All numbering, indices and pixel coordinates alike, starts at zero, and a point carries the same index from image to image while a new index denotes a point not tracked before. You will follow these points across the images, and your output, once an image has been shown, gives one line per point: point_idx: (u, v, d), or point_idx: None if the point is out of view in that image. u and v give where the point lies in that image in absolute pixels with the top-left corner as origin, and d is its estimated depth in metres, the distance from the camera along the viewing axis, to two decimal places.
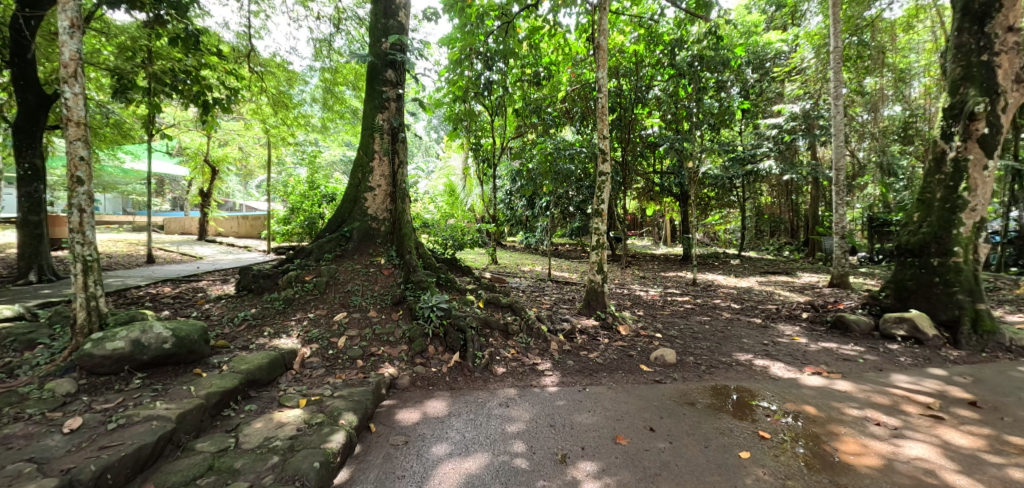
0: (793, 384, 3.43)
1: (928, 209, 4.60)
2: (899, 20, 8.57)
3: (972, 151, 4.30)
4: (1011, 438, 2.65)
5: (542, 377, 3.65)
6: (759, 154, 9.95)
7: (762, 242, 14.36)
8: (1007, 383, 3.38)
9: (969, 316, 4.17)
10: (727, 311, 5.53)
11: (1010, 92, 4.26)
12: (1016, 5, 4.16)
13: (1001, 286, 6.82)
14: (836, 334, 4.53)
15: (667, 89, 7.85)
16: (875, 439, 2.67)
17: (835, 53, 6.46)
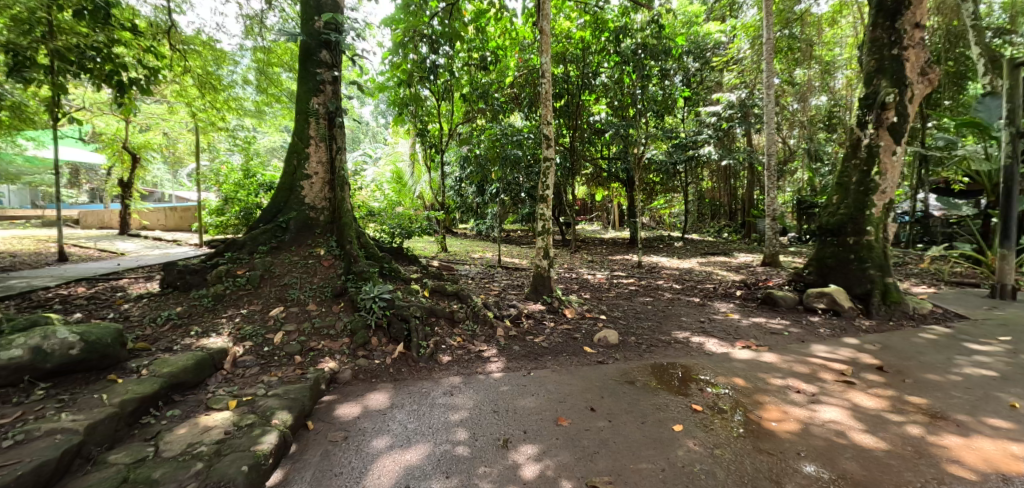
0: (725, 359, 3.63)
1: (846, 192, 4.93)
2: (826, 14, 9.08)
3: (883, 138, 4.65)
4: (911, 398, 2.93)
5: (487, 363, 3.63)
6: (701, 141, 10.28)
7: (704, 225, 15.17)
8: (909, 348, 3.74)
9: (879, 289, 4.57)
10: (668, 291, 5.77)
11: (917, 84, 4.64)
12: (923, 3, 4.49)
13: (906, 261, 7.54)
14: (764, 310, 4.84)
15: (614, 76, 8.08)
16: (795, 406, 2.87)
17: (769, 44, 6.73)
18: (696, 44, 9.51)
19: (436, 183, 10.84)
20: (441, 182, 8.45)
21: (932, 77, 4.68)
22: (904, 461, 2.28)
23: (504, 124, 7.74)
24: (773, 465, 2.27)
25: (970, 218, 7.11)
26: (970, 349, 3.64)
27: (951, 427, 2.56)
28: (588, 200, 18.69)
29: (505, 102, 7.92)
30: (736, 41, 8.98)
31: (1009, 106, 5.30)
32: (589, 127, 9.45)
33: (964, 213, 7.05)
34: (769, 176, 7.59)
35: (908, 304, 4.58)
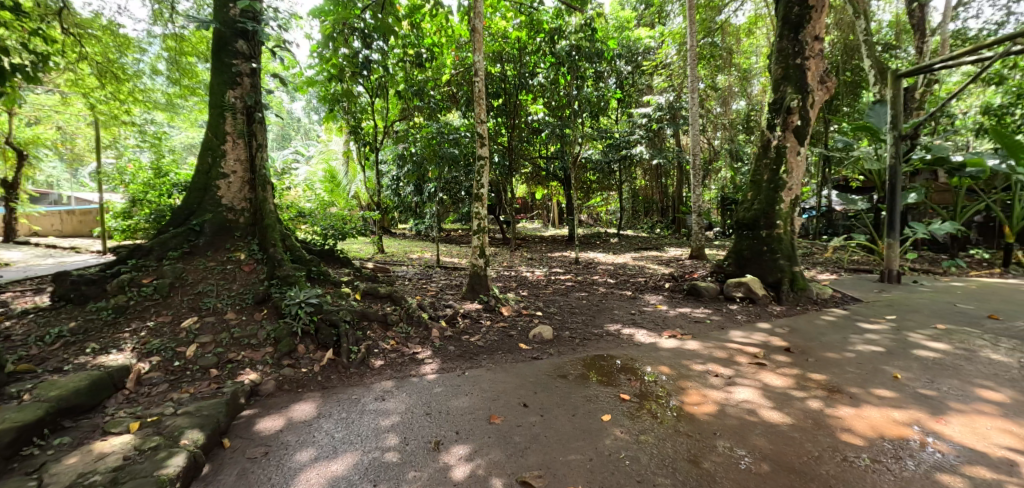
0: (653, 348, 3.81)
1: (758, 189, 5.35)
2: (744, 26, 9.83)
3: (789, 139, 5.09)
4: (813, 374, 3.23)
5: (421, 365, 3.57)
6: (633, 141, 10.83)
7: (638, 221, 15.93)
8: (812, 329, 4.14)
9: (788, 277, 5.01)
10: (602, 286, 5.98)
11: (817, 91, 5.12)
12: (820, 19, 4.96)
13: (813, 251, 8.36)
14: (690, 300, 5.15)
15: (550, 77, 8.21)
16: (714, 389, 3.07)
17: (693, 50, 7.14)
18: (627, 48, 9.94)
19: (373, 182, 10.51)
20: (376, 181, 8.20)
21: (829, 85, 5.18)
22: (805, 433, 2.50)
23: (441, 122, 7.68)
24: (693, 446, 2.41)
25: (863, 212, 8.01)
26: (861, 328, 4.09)
27: (845, 399, 2.85)
28: (529, 198, 18.95)
29: (441, 100, 7.85)
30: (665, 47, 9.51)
31: (893, 112, 6.00)
32: (526, 126, 9.57)
33: (858, 207, 7.92)
34: (694, 174, 8.09)
35: (811, 290, 5.08)
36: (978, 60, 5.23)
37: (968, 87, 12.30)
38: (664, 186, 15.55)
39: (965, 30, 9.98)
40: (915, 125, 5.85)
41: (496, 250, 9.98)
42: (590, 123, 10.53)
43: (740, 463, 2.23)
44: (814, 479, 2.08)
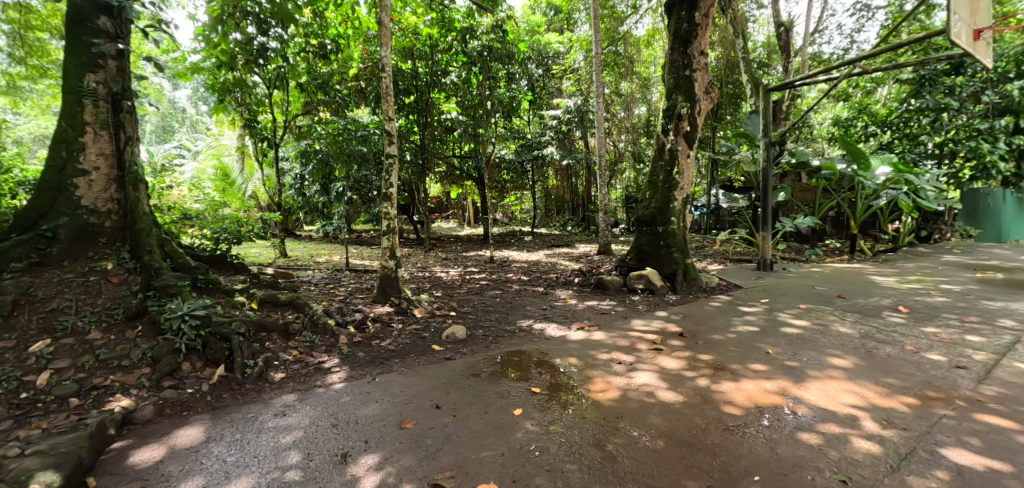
0: (563, 341, 4.01)
1: (655, 189, 5.84)
2: (643, 37, 10.64)
3: (681, 143, 5.62)
4: (701, 355, 3.62)
5: (328, 375, 3.40)
6: (544, 142, 11.40)
7: (551, 219, 16.66)
8: (699, 314, 4.65)
9: (681, 268, 5.56)
10: (516, 283, 6.16)
11: (703, 101, 5.71)
12: (704, 36, 5.55)
13: (704, 245, 9.35)
14: (597, 294, 5.49)
15: (462, 76, 8.27)
16: (617, 375, 3.31)
17: (598, 58, 7.57)
18: (537, 51, 10.38)
19: (273, 181, 9.74)
20: (277, 180, 7.61)
21: (712, 96, 5.80)
22: (694, 408, 2.79)
23: (348, 117, 7.41)
24: (599, 431, 2.56)
25: (742, 209, 9.11)
26: (740, 312, 4.67)
27: (727, 375, 3.22)
28: (444, 197, 18.84)
29: (348, 94, 7.53)
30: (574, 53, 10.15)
31: (764, 122, 6.87)
32: (438, 124, 9.52)
33: (739, 205, 9.00)
34: (600, 175, 8.70)
35: (700, 280, 5.69)
36: (826, 80, 6.17)
37: (821, 102, 14.59)
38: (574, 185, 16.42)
39: (818, 53, 11.79)
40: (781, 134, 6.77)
41: (410, 251, 9.79)
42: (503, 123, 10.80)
43: (639, 442, 2.42)
44: (702, 449, 2.32)
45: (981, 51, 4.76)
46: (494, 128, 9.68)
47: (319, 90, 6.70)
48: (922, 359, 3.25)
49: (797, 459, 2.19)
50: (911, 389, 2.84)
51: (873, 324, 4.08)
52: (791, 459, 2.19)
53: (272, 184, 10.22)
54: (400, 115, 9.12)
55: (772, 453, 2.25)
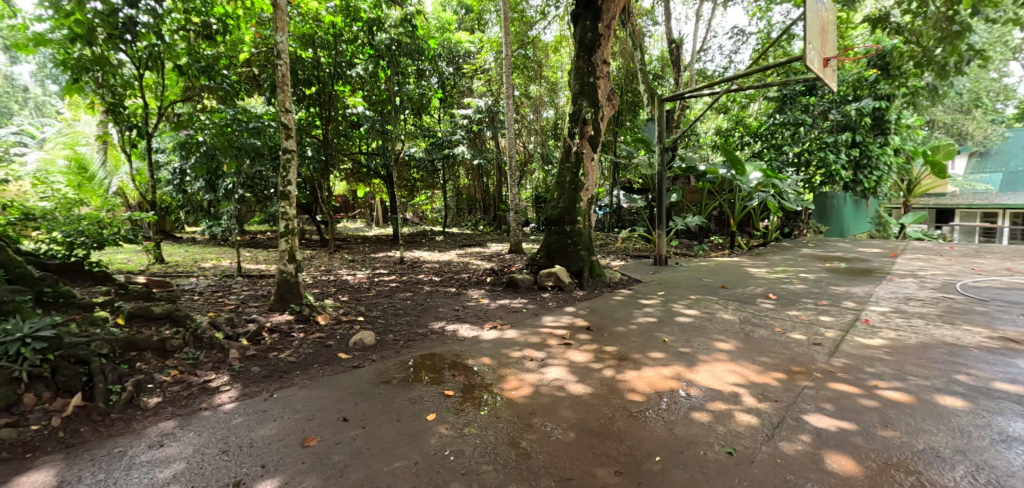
0: (476, 341, 4.01)
1: (562, 189, 6.08)
2: (551, 44, 11.86)
3: (585, 146, 5.94)
4: (607, 347, 3.84)
5: (216, 395, 3.03)
6: (455, 141, 11.58)
7: (463, 219, 16.85)
8: (604, 308, 4.95)
9: (588, 265, 5.89)
10: (428, 284, 6.07)
11: (605, 107, 6.06)
12: (605, 47, 5.89)
13: (607, 242, 10.02)
14: (509, 292, 5.60)
15: (369, 69, 7.94)
16: (529, 372, 3.38)
17: (508, 60, 7.73)
18: (449, 50, 10.55)
19: (145, 175, 8.48)
20: (151, 175, 6.68)
21: (614, 103, 6.20)
22: (602, 398, 2.94)
23: (239, 107, 6.75)
24: (513, 429, 2.58)
25: (642, 209, 9.92)
26: (640, 304, 5.05)
27: (630, 364, 3.45)
28: (351, 195, 18.07)
29: (239, 81, 6.89)
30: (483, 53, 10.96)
31: (659, 129, 7.47)
32: (343, 118, 9.10)
33: (638, 205, 9.77)
34: (511, 175, 8.93)
35: (605, 276, 6.07)
36: (710, 94, 6.87)
37: (705, 114, 16.39)
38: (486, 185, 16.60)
39: (704, 70, 13.19)
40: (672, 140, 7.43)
41: (312, 253, 9.17)
42: (413, 120, 10.65)
43: (552, 436, 2.48)
44: (610, 436, 2.45)
45: (828, 76, 5.63)
46: (405, 125, 9.42)
47: (201, 75, 5.86)
48: (788, 339, 3.76)
49: (692, 437, 2.40)
50: (779, 365, 3.27)
51: (749, 310, 4.66)
52: (686, 437, 2.40)
53: (144, 178, 8.93)
54: (300, 107, 8.51)
55: (671, 434, 2.44)
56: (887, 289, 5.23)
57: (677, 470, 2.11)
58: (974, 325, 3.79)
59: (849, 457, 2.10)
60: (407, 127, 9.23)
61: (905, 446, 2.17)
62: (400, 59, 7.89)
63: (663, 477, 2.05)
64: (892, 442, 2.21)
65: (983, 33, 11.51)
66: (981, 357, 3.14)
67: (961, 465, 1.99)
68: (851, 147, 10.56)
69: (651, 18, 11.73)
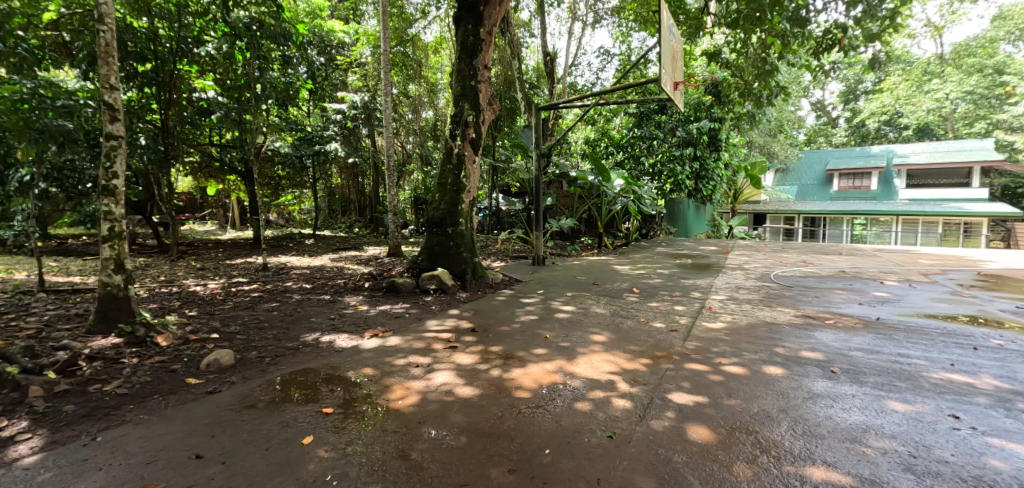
0: (355, 351, 3.77)
1: (444, 191, 6.08)
2: (432, 43, 12.32)
3: (467, 149, 6.01)
4: (492, 347, 3.92)
5: (10, 446, 2.32)
6: (326, 137, 11.03)
7: (337, 220, 15.97)
8: (488, 308, 5.07)
9: (470, 267, 6.00)
10: (297, 292, 5.57)
11: (486, 111, 6.22)
12: (486, 54, 6.02)
13: (488, 245, 10.38)
14: (390, 297, 5.42)
15: (222, 49, 7.06)
16: (415, 379, 3.28)
17: (386, 56, 7.50)
18: (320, 38, 10.14)
19: None
20: None
21: (494, 107, 6.39)
22: (491, 398, 2.98)
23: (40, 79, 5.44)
24: (401, 441, 2.45)
25: (520, 211, 10.46)
26: (522, 303, 5.28)
27: (516, 362, 3.56)
28: (200, 192, 15.77)
29: (39, 48, 5.64)
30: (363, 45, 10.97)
31: (535, 136, 7.90)
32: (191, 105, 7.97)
33: (517, 207, 10.25)
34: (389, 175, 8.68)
35: (488, 277, 6.24)
36: (582, 105, 7.40)
37: (575, 125, 17.88)
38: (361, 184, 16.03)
39: (575, 83, 14.44)
40: (548, 147, 7.92)
41: (147, 261, 7.77)
42: (279, 113, 9.77)
43: (445, 443, 2.42)
44: (502, 435, 2.48)
45: (675, 97, 6.55)
46: (268, 116, 8.57)
47: None
48: (651, 328, 4.26)
49: (577, 426, 2.56)
50: (645, 351, 3.68)
51: (617, 304, 5.17)
52: (572, 427, 2.54)
53: None
54: (130, 86, 7.19)
55: (558, 426, 2.56)
56: (722, 279, 6.27)
57: (566, 459, 2.22)
58: (783, 306, 4.73)
59: (706, 427, 2.43)
60: (270, 119, 8.42)
61: (744, 411, 2.59)
62: (262, 43, 7.23)
63: (552, 468, 2.14)
64: (734, 409, 2.62)
65: (782, 73, 14.57)
66: (790, 331, 3.92)
67: (785, 421, 2.44)
68: (694, 159, 12.65)
69: (528, 30, 12.45)
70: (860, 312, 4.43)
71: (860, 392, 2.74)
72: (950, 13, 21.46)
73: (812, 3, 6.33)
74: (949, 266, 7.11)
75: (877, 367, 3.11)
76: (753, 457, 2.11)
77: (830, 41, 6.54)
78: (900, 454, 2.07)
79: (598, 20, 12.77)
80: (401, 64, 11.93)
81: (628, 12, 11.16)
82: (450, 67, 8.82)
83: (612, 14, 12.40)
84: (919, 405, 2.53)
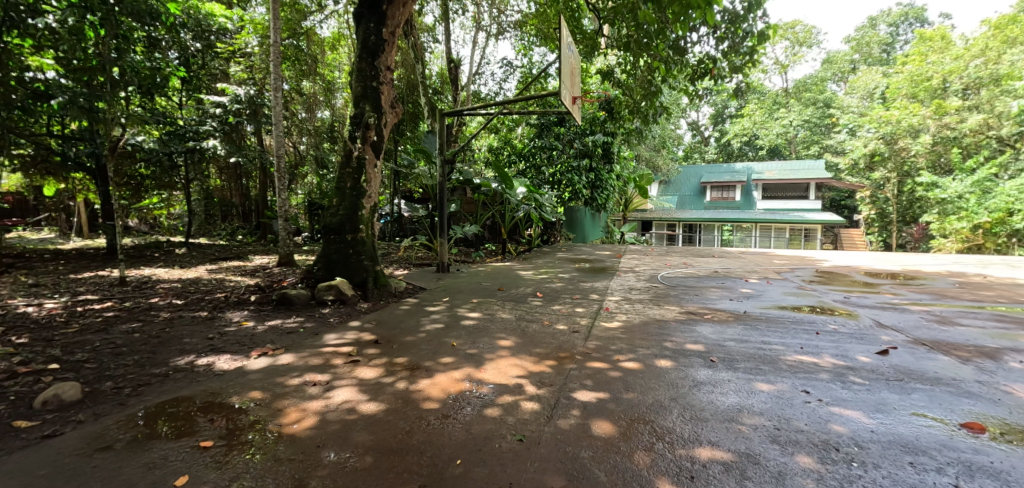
0: (240, 374, 3.36)
1: (343, 195, 5.74)
2: (329, 39, 11.83)
3: (368, 152, 5.76)
4: (397, 358, 3.76)
5: None
6: (203, 132, 9.87)
7: (216, 227, 14.29)
8: (392, 319, 4.87)
9: (372, 276, 5.72)
10: (165, 310, 4.83)
11: (388, 113, 6.00)
12: (388, 55, 5.83)
13: (390, 252, 10.07)
14: (280, 311, 4.94)
15: (65, 23, 6.03)
16: (312, 400, 3.01)
17: (275, 48, 6.88)
18: (196, 21, 9.40)
19: None
20: None
21: (397, 110, 6.20)
22: (397, 413, 2.84)
23: None
24: (298, 469, 2.22)
25: (423, 218, 10.31)
26: (428, 311, 5.17)
27: (423, 373, 3.46)
28: (27, 192, 12.94)
29: None
30: (246, 34, 10.49)
31: (440, 142, 7.82)
32: (23, 86, 6.52)
33: (420, 214, 10.08)
34: (277, 177, 7.97)
35: (391, 286, 6.00)
36: (486, 114, 7.45)
37: (478, 133, 18.15)
38: (246, 188, 14.66)
39: (478, 92, 14.67)
40: (452, 154, 7.88)
41: None
42: (142, 102, 8.68)
43: (348, 466, 2.24)
44: (411, 451, 2.37)
45: (573, 110, 6.94)
46: (126, 106, 7.49)
47: None
48: (554, 330, 4.43)
49: (487, 433, 2.54)
50: (550, 353, 3.81)
51: (523, 308, 5.30)
52: (484, 434, 2.52)
53: None
54: None
55: (468, 434, 2.52)
56: (617, 281, 6.77)
57: (477, 468, 2.19)
58: (669, 304, 5.24)
59: (609, 422, 2.57)
60: (129, 110, 7.44)
61: (640, 403, 2.79)
62: (121, 20, 6.33)
63: (464, 479, 2.10)
64: (632, 402, 2.81)
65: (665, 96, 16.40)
66: (676, 327, 4.35)
67: (675, 409, 2.68)
68: (590, 171, 13.72)
69: (432, 35, 12.41)
70: (730, 307, 5.08)
71: (734, 377, 3.12)
72: (791, 55, 25.90)
73: (688, 35, 7.13)
74: (794, 265, 8.50)
75: (745, 354, 3.58)
76: (650, 445, 2.28)
77: (703, 70, 7.45)
78: (767, 428, 2.39)
79: (501, 32, 13.12)
80: (293, 58, 10.99)
81: (529, 27, 11.68)
82: (349, 67, 8.45)
83: (514, 27, 12.84)
84: (779, 384, 2.96)
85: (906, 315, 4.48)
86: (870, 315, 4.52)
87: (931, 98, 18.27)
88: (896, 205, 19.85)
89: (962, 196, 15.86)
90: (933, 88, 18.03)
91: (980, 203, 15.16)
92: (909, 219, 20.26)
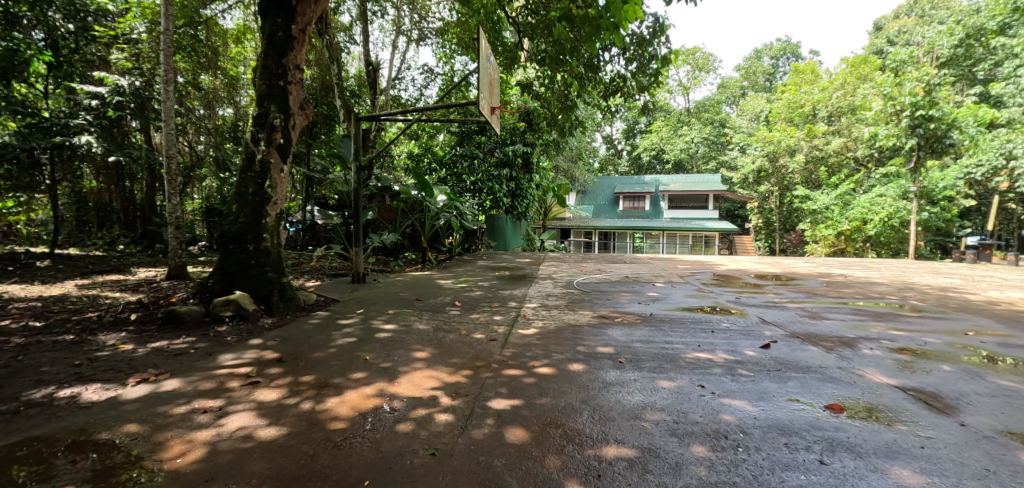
0: (112, 405, 2.93)
1: (244, 201, 5.27)
2: (233, 31, 10.92)
3: (273, 155, 5.38)
4: (303, 377, 3.51)
5: None
6: (74, 126, 8.62)
7: (89, 235, 12.42)
8: (300, 334, 4.55)
9: (278, 289, 5.31)
10: (16, 334, 4.08)
11: (297, 115, 5.64)
12: (297, 53, 5.50)
13: (301, 262, 9.46)
14: (167, 331, 4.39)
15: None
16: (201, 429, 2.70)
17: (166, 36, 6.19)
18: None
19: None
20: None
21: (307, 112, 5.85)
22: (300, 436, 2.64)
23: None
24: None
25: (337, 226, 9.85)
26: (340, 325, 4.89)
27: (331, 391, 3.26)
28: None
29: None
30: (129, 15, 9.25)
31: (355, 147, 7.53)
32: None
33: (334, 221, 9.60)
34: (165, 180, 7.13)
35: (300, 299, 5.62)
36: (404, 120, 7.28)
37: (399, 139, 17.70)
38: (128, 191, 12.95)
39: (398, 97, 14.39)
40: (369, 160, 7.58)
41: None
42: None
43: None
44: (315, 475, 2.22)
45: (492, 120, 7.03)
46: None
47: None
48: (472, 339, 4.42)
49: (399, 450, 2.46)
50: (466, 363, 3.79)
51: (441, 318, 5.23)
52: (396, 451, 2.43)
53: None
54: None
55: (378, 453, 2.42)
56: (535, 289, 6.93)
57: None
58: (584, 309, 5.47)
59: (523, 428, 2.61)
60: None
61: (554, 407, 2.87)
62: None
63: None
64: (546, 407, 2.88)
65: (581, 111, 17.35)
66: (588, 331, 4.55)
67: (586, 410, 2.80)
68: (510, 180, 13.89)
69: (348, 36, 11.99)
70: (638, 310, 5.43)
71: (640, 376, 3.33)
72: (694, 78, 28.65)
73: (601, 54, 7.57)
74: (695, 270, 9.33)
75: (649, 354, 3.83)
76: (561, 448, 2.35)
77: (614, 88, 7.97)
78: (667, 422, 2.57)
79: (422, 38, 13.01)
80: (187, 48, 9.85)
81: (450, 36, 11.75)
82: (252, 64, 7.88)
83: (435, 35, 12.81)
84: (678, 381, 3.21)
85: (784, 312, 5.10)
86: (756, 313, 5.07)
87: (805, 122, 21.25)
88: (780, 214, 22.69)
89: (829, 207, 18.39)
90: (806, 114, 20.99)
91: (841, 213, 17.72)
92: (789, 227, 23.23)
